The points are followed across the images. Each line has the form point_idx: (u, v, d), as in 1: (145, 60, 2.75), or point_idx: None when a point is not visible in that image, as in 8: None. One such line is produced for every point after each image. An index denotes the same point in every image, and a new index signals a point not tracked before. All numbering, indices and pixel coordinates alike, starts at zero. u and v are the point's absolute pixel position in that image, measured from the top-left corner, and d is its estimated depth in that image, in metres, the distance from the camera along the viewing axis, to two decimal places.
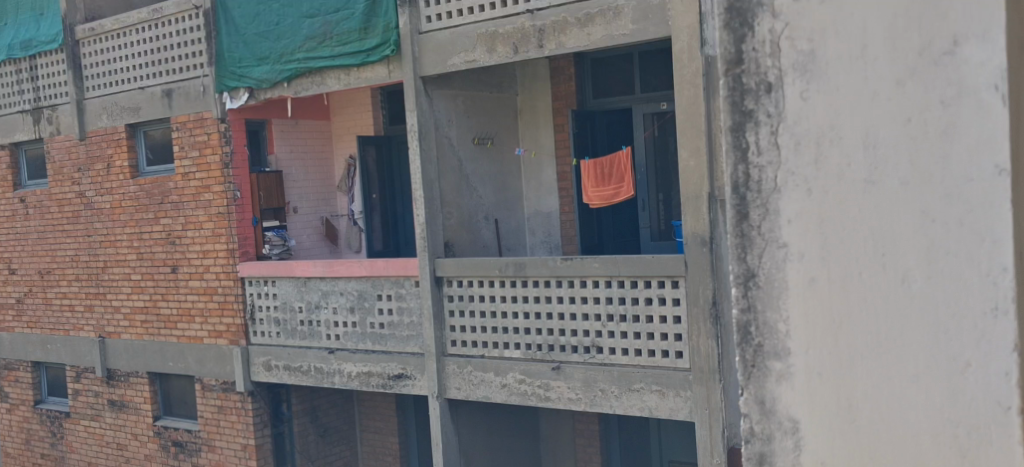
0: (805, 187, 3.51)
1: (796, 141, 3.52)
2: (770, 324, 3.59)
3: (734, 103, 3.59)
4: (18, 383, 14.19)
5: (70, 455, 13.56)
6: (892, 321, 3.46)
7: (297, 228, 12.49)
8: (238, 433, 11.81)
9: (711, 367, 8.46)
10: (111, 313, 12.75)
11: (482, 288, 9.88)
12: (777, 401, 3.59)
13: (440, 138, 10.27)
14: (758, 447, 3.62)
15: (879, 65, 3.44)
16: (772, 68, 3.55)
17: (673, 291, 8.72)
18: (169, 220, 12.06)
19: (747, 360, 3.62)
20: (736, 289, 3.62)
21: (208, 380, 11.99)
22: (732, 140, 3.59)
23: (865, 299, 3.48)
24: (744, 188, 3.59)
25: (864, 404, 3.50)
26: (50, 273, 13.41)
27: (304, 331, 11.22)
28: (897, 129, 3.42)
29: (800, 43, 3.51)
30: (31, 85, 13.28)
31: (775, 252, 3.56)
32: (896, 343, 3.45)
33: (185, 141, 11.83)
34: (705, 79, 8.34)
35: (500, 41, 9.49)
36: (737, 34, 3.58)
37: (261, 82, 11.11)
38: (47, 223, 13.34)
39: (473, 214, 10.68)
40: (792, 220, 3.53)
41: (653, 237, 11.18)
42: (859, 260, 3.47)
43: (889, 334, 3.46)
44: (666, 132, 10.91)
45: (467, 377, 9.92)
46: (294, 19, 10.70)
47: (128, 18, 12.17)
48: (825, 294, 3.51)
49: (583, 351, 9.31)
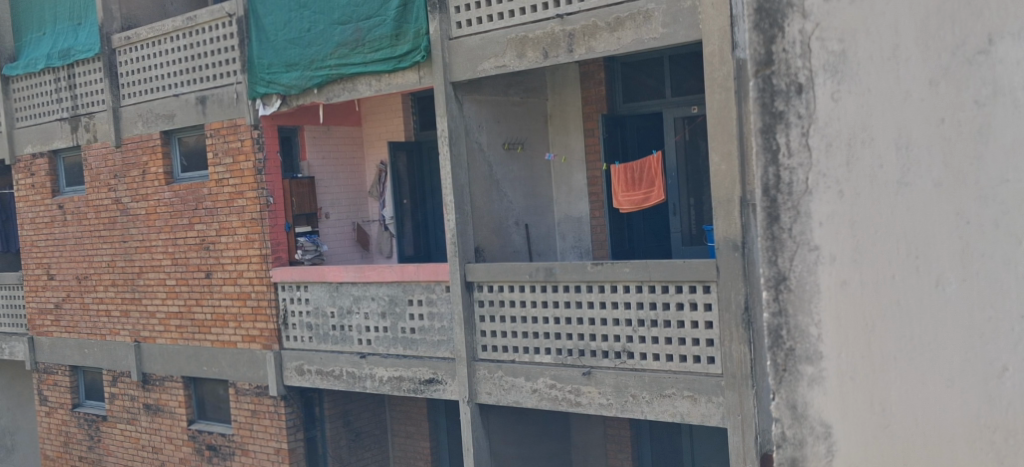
0: (836, 189, 3.86)
1: (826, 143, 3.86)
2: (800, 327, 3.93)
3: (764, 104, 3.93)
4: (57, 387, 14.34)
5: (107, 458, 13.71)
6: (925, 324, 3.81)
7: (329, 233, 12.60)
8: (271, 437, 11.91)
9: (744, 373, 8.46)
10: (147, 318, 12.89)
11: (512, 293, 9.95)
12: (808, 406, 3.93)
13: (471, 144, 10.38)
14: (790, 451, 3.97)
15: (911, 64, 3.80)
16: (802, 69, 3.88)
17: (704, 296, 8.75)
18: (202, 226, 12.18)
19: (778, 364, 3.97)
20: (768, 292, 3.96)
21: (242, 385, 12.10)
22: (763, 142, 3.94)
23: (899, 302, 3.83)
24: (775, 190, 3.93)
25: (894, 409, 3.86)
26: (87, 278, 13.57)
27: (336, 336, 11.32)
28: (931, 129, 3.79)
29: (830, 43, 3.85)
30: (69, 94, 13.49)
31: (806, 255, 3.90)
32: (931, 344, 3.81)
33: (219, 148, 11.98)
34: (736, 83, 8.37)
35: (530, 46, 9.54)
36: (767, 35, 3.91)
37: (290, 89, 11.21)
38: (85, 229, 13.51)
39: (503, 219, 10.76)
40: (823, 222, 3.87)
41: (683, 242, 11.18)
42: (892, 263, 3.83)
43: (923, 338, 3.82)
44: (697, 136, 10.93)
45: (497, 382, 9.99)
46: (326, 26, 10.80)
47: (163, 26, 12.33)
48: (857, 298, 3.86)
49: (614, 356, 9.34)
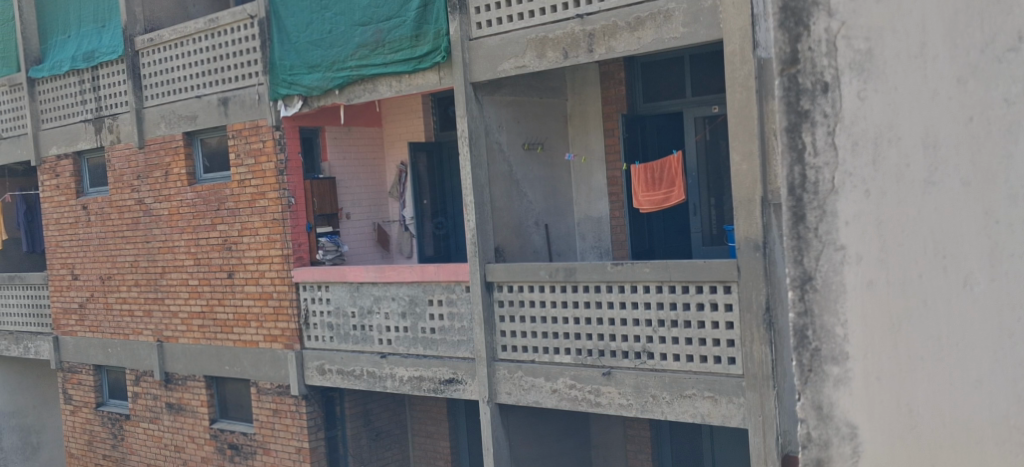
0: (862, 188, 4.22)
1: (852, 141, 4.22)
2: (826, 328, 4.29)
3: (790, 103, 4.29)
4: (81, 386, 14.45)
5: (130, 456, 13.81)
6: (954, 319, 4.15)
7: (349, 234, 12.65)
8: (292, 436, 11.98)
9: (765, 373, 8.46)
10: (169, 317, 12.98)
11: (532, 293, 9.99)
12: (834, 406, 4.30)
13: (491, 144, 10.42)
14: (815, 452, 4.33)
15: (940, 62, 4.14)
16: (828, 67, 4.24)
17: (725, 297, 8.75)
18: (224, 227, 12.27)
19: (804, 365, 4.32)
20: (794, 292, 4.33)
21: (263, 384, 12.17)
22: (789, 140, 4.30)
23: (927, 299, 4.17)
24: (801, 189, 4.30)
25: (920, 404, 4.20)
26: (110, 278, 13.66)
27: (357, 336, 11.37)
28: (960, 127, 4.13)
29: (856, 41, 4.21)
30: (93, 96, 13.61)
31: (832, 255, 4.26)
32: (960, 338, 4.15)
33: (241, 149, 12.05)
34: (757, 82, 8.37)
35: (550, 46, 9.57)
36: (792, 33, 4.27)
37: (311, 90, 11.26)
38: (108, 230, 13.61)
39: (523, 219, 10.80)
40: (849, 222, 4.23)
41: (704, 242, 11.20)
42: (921, 261, 4.17)
43: (951, 332, 4.16)
44: (717, 136, 10.94)
45: (517, 382, 10.02)
46: (346, 27, 10.86)
47: (185, 28, 12.42)
48: (881, 294, 4.21)
49: (634, 357, 9.35)
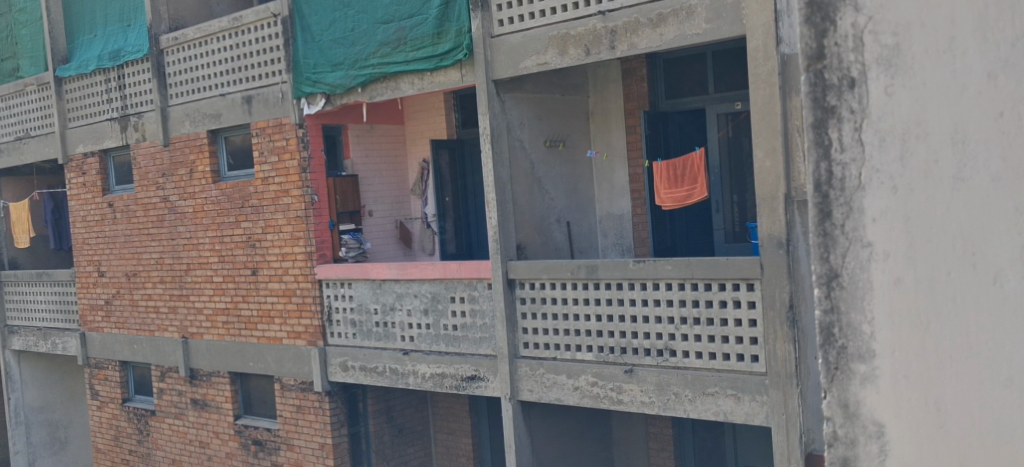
0: (890, 185, 4.10)
1: (879, 137, 4.10)
2: (853, 325, 4.16)
3: (816, 99, 4.16)
4: (108, 382, 14.56)
5: (156, 451, 13.91)
6: (983, 320, 4.03)
7: (372, 232, 12.71)
8: (316, 432, 12.04)
9: (789, 371, 8.47)
10: (194, 314, 13.07)
11: (554, 290, 10.02)
12: (861, 405, 4.16)
13: (513, 141, 10.44)
14: (841, 450, 4.19)
15: (969, 55, 4.03)
16: (855, 63, 4.12)
17: (748, 294, 8.74)
18: (248, 224, 12.34)
19: (830, 363, 4.20)
20: (819, 289, 4.20)
21: (287, 380, 12.24)
22: (815, 137, 4.17)
23: (956, 298, 4.05)
24: (827, 186, 4.17)
25: (949, 408, 4.08)
26: (136, 275, 13.76)
27: (379, 332, 11.43)
28: (990, 122, 4.01)
29: (883, 37, 4.09)
30: (119, 95, 13.72)
31: (859, 252, 4.14)
32: (990, 339, 4.03)
33: (265, 147, 12.12)
34: (781, 78, 8.37)
35: (572, 43, 9.59)
36: (818, 29, 4.16)
37: (335, 88, 11.33)
38: (134, 227, 13.71)
39: (544, 217, 10.83)
40: (876, 218, 4.12)
41: (726, 239, 11.23)
42: (951, 260, 4.05)
43: (981, 333, 4.03)
44: (740, 132, 10.95)
45: (539, 379, 10.06)
46: (369, 25, 10.91)
47: (210, 26, 12.51)
48: (909, 294, 4.09)
49: (656, 354, 9.37)
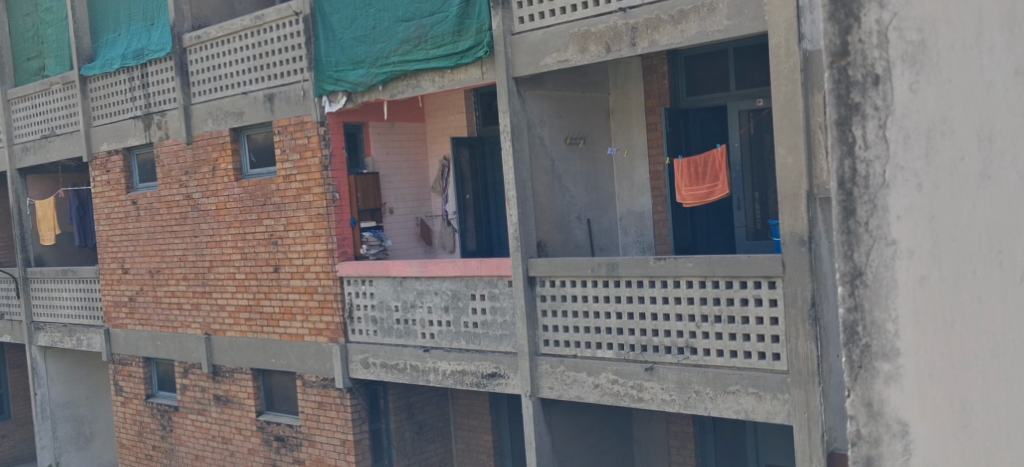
0: (915, 182, 4.01)
1: (904, 134, 4.01)
2: (877, 324, 4.07)
3: (840, 96, 4.05)
4: (132, 378, 14.65)
5: (179, 447, 14.00)
6: (1008, 319, 3.98)
7: (393, 228, 12.74)
8: (337, 428, 12.09)
9: (810, 370, 8.46)
10: (217, 311, 13.14)
11: (574, 288, 10.03)
12: (885, 403, 4.07)
13: (533, 139, 10.47)
14: (865, 449, 4.09)
15: (995, 52, 3.98)
16: (880, 60, 4.02)
17: (770, 292, 8.74)
18: (271, 221, 12.40)
19: (854, 361, 4.10)
20: (843, 288, 4.10)
21: (309, 377, 12.30)
22: (839, 134, 4.07)
23: (982, 296, 3.98)
24: (851, 184, 4.07)
25: (975, 408, 4.00)
26: (160, 272, 13.84)
27: (400, 329, 11.47)
28: (1016, 119, 3.96)
29: (908, 33, 4.00)
30: (143, 93, 13.81)
31: (883, 249, 4.05)
32: (1015, 338, 3.97)
33: (286, 145, 12.17)
34: (803, 75, 8.36)
35: (593, 40, 9.60)
36: (842, 25, 4.04)
37: (357, 86, 11.37)
38: (157, 225, 13.79)
39: (565, 214, 10.85)
40: (901, 216, 4.02)
41: (748, 237, 11.20)
42: (976, 258, 3.99)
43: (1006, 332, 3.98)
44: (761, 129, 10.92)
45: (560, 377, 10.08)
46: (390, 23, 10.95)
47: (232, 24, 12.57)
48: (935, 292, 4.01)
49: (676, 352, 9.39)
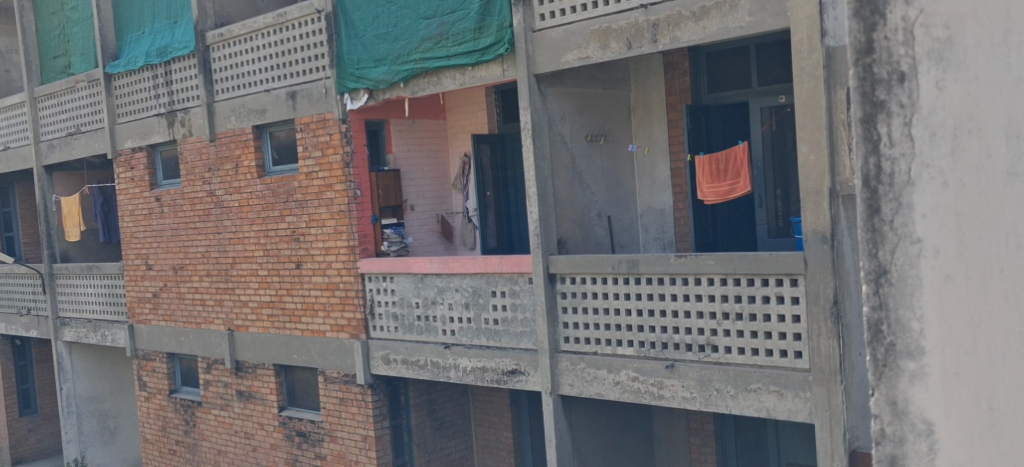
0: (940, 180, 4.03)
1: (930, 132, 4.03)
2: (902, 322, 4.08)
3: (864, 94, 4.08)
4: (155, 373, 14.75)
5: (202, 442, 14.08)
6: None
7: (413, 225, 12.86)
8: (359, 424, 12.14)
9: (833, 368, 8.46)
10: (239, 307, 13.21)
11: (595, 285, 10.05)
12: (909, 401, 4.08)
13: (554, 136, 10.49)
14: (889, 449, 4.11)
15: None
16: (905, 57, 4.04)
17: (792, 289, 8.74)
18: (293, 218, 12.46)
19: (878, 360, 4.12)
20: (868, 286, 4.12)
21: (331, 373, 12.36)
22: (864, 132, 4.09)
23: (1009, 293, 4.02)
24: (875, 181, 4.09)
25: (1002, 407, 4.02)
26: (183, 268, 13.92)
27: (421, 326, 11.51)
28: None
29: (935, 30, 4.00)
30: (166, 90, 13.89)
31: (908, 248, 4.06)
32: None
33: (309, 142, 12.23)
34: (826, 71, 8.36)
35: (613, 37, 9.61)
36: (868, 22, 4.06)
37: (379, 83, 11.41)
38: (181, 221, 13.87)
39: (586, 211, 10.87)
40: (926, 214, 4.04)
41: (770, 234, 11.17)
42: (1003, 255, 4.02)
43: None
44: (783, 126, 10.87)
45: (580, 374, 10.10)
46: (412, 20, 10.99)
47: (254, 22, 12.63)
48: (961, 290, 4.03)
49: (698, 349, 9.40)
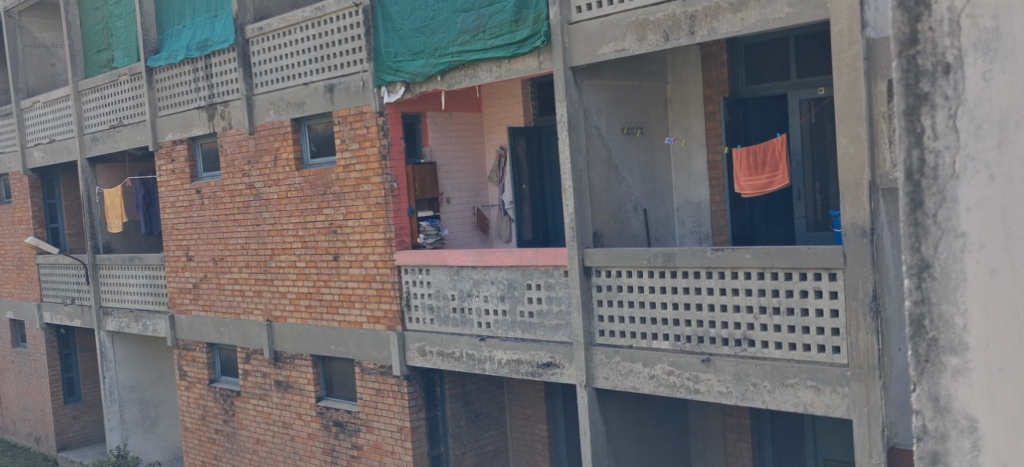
0: (986, 174, 4.35)
1: (975, 124, 4.36)
2: (944, 317, 4.41)
3: (908, 85, 4.42)
4: (195, 363, 14.89)
5: (241, 431, 14.20)
6: None
7: (449, 218, 12.83)
8: (394, 415, 12.22)
9: (871, 363, 8.44)
10: (278, 298, 13.31)
11: (630, 278, 10.05)
12: (952, 399, 4.41)
13: (590, 129, 10.50)
14: (932, 446, 4.44)
15: None
16: (951, 48, 4.37)
17: (830, 284, 8.71)
18: (331, 210, 12.54)
19: (921, 355, 4.45)
20: (911, 280, 4.46)
21: (367, 364, 12.44)
22: (909, 124, 4.42)
23: None
24: (919, 174, 4.42)
25: None
26: (223, 260, 14.03)
27: (457, 318, 11.55)
28: None
29: (982, 20, 4.35)
30: (206, 84, 14.00)
31: (952, 242, 4.39)
32: None
33: (346, 134, 12.30)
34: (866, 63, 8.33)
35: (651, 28, 9.61)
36: (912, 13, 4.41)
37: (416, 76, 11.45)
38: (220, 213, 14.00)
39: (621, 204, 10.88)
40: (970, 208, 4.36)
41: (809, 227, 11.09)
42: None
43: None
44: (823, 118, 10.84)
45: (615, 367, 10.12)
46: (449, 13, 11.03)
47: (293, 16, 12.70)
48: (1005, 283, 4.35)
49: (733, 344, 9.38)
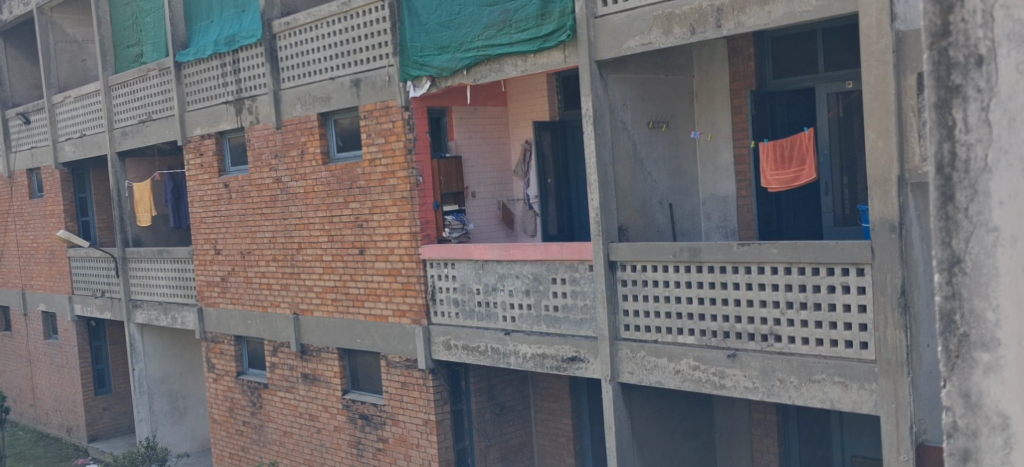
0: (1018, 167, 4.80)
1: (1007, 116, 4.81)
2: (975, 311, 4.88)
3: (940, 77, 4.88)
4: (223, 356, 14.98)
5: (268, 424, 14.26)
6: None
7: (475, 211, 12.84)
8: (420, 408, 12.26)
9: (899, 359, 8.43)
10: (304, 291, 13.37)
11: (656, 272, 10.04)
12: (982, 394, 4.88)
13: (615, 122, 10.49)
14: (963, 442, 4.92)
15: None
16: (983, 40, 4.83)
17: (858, 279, 8.69)
18: (357, 204, 12.58)
19: (952, 351, 4.92)
20: (943, 275, 4.92)
21: (393, 357, 12.48)
22: (940, 117, 4.88)
23: None
24: (950, 168, 4.88)
25: None
26: (250, 253, 14.08)
27: (482, 312, 11.56)
28: None
29: (1015, 12, 4.79)
30: (234, 79, 14.07)
31: (983, 236, 4.84)
32: None
33: (373, 129, 12.33)
34: (895, 56, 8.31)
35: (677, 22, 9.60)
36: (944, 5, 4.88)
37: (442, 70, 11.47)
38: (247, 207, 14.06)
39: (648, 198, 10.87)
40: (1002, 202, 4.81)
41: (836, 222, 11.09)
42: None
43: None
44: (852, 112, 10.82)
45: (640, 362, 10.12)
46: (475, 7, 11.03)
47: (320, 11, 12.73)
48: None
49: (760, 339, 9.38)
